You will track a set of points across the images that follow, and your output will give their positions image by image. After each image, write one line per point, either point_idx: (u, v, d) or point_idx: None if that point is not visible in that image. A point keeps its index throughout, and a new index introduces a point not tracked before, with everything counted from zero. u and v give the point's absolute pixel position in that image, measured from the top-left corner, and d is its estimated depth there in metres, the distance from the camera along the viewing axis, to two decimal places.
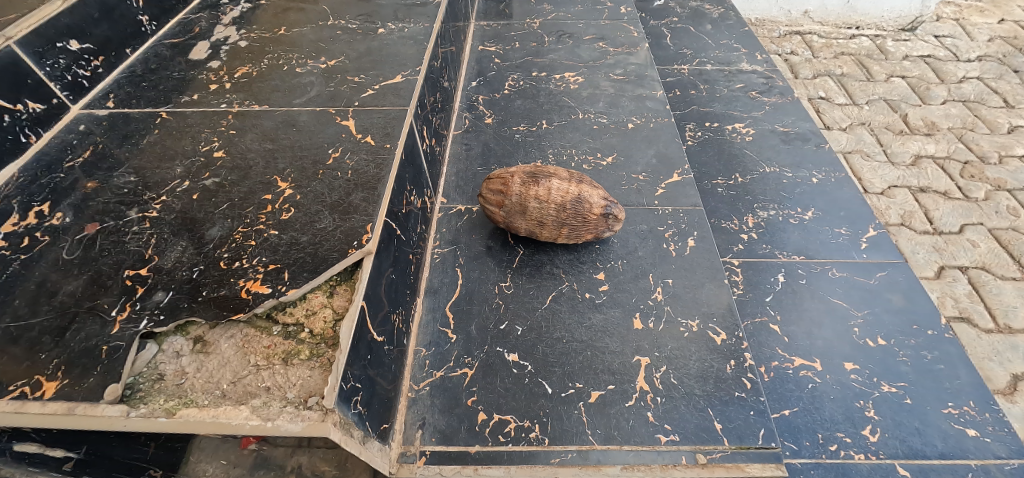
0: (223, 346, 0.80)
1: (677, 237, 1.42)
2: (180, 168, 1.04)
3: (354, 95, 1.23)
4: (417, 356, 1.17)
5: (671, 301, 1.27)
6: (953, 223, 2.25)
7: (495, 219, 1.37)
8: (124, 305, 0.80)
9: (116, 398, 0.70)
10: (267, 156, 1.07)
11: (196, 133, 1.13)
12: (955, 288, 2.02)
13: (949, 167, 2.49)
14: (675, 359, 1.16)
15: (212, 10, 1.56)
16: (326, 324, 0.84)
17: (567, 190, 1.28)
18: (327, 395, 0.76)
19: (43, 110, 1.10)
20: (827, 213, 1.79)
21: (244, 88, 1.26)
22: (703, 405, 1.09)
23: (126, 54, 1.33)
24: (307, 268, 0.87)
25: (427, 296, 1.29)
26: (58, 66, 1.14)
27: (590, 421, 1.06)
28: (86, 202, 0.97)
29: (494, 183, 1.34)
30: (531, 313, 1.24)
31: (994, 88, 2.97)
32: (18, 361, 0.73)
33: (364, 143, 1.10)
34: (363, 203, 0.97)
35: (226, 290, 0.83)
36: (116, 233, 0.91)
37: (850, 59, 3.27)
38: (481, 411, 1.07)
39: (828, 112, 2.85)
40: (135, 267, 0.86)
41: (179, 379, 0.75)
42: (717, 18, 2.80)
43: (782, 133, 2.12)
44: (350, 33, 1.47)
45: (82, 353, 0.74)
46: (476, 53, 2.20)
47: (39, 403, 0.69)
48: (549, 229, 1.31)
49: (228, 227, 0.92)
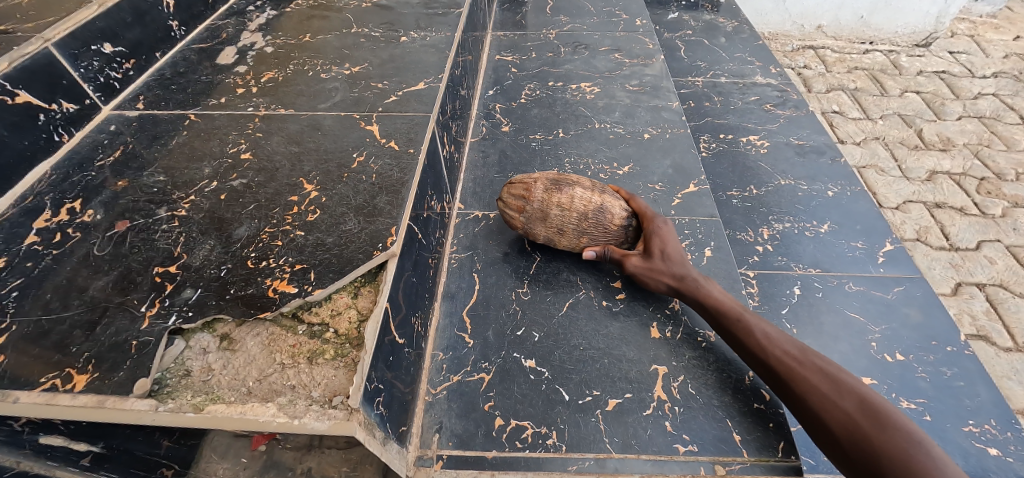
0: (249, 344, 0.80)
1: (693, 248, 1.42)
2: (208, 169, 1.06)
3: (378, 101, 1.25)
4: (434, 360, 1.17)
5: (688, 310, 1.27)
6: (971, 239, 2.24)
7: (513, 223, 1.34)
8: (153, 301, 0.81)
9: (145, 393, 0.71)
10: (293, 159, 1.08)
11: (223, 135, 1.15)
12: (973, 306, 2.00)
13: (965, 183, 2.47)
14: (693, 369, 1.16)
15: (239, 17, 1.59)
16: (351, 325, 0.84)
17: (592, 198, 1.26)
18: (352, 394, 0.76)
19: (76, 110, 1.13)
20: (844, 226, 1.78)
21: (270, 92, 1.28)
22: (721, 415, 1.09)
23: (155, 58, 1.36)
24: (333, 269, 0.88)
25: (444, 300, 1.29)
26: (92, 68, 1.17)
27: (608, 430, 1.06)
28: (115, 200, 0.99)
29: (515, 187, 1.30)
30: (548, 320, 1.24)
31: (1010, 104, 2.96)
32: (50, 355, 0.75)
33: (387, 148, 1.11)
34: (388, 206, 0.99)
35: (254, 288, 0.84)
36: (146, 231, 0.93)
37: (864, 74, 3.27)
38: (498, 417, 1.07)
39: (842, 126, 2.85)
40: (164, 264, 0.87)
41: (206, 376, 0.76)
42: (731, 31, 2.82)
43: (797, 146, 2.12)
44: (373, 40, 1.49)
45: (112, 347, 0.75)
46: (493, 62, 2.22)
47: (70, 395, 0.70)
48: (569, 239, 1.30)
49: (255, 227, 0.94)
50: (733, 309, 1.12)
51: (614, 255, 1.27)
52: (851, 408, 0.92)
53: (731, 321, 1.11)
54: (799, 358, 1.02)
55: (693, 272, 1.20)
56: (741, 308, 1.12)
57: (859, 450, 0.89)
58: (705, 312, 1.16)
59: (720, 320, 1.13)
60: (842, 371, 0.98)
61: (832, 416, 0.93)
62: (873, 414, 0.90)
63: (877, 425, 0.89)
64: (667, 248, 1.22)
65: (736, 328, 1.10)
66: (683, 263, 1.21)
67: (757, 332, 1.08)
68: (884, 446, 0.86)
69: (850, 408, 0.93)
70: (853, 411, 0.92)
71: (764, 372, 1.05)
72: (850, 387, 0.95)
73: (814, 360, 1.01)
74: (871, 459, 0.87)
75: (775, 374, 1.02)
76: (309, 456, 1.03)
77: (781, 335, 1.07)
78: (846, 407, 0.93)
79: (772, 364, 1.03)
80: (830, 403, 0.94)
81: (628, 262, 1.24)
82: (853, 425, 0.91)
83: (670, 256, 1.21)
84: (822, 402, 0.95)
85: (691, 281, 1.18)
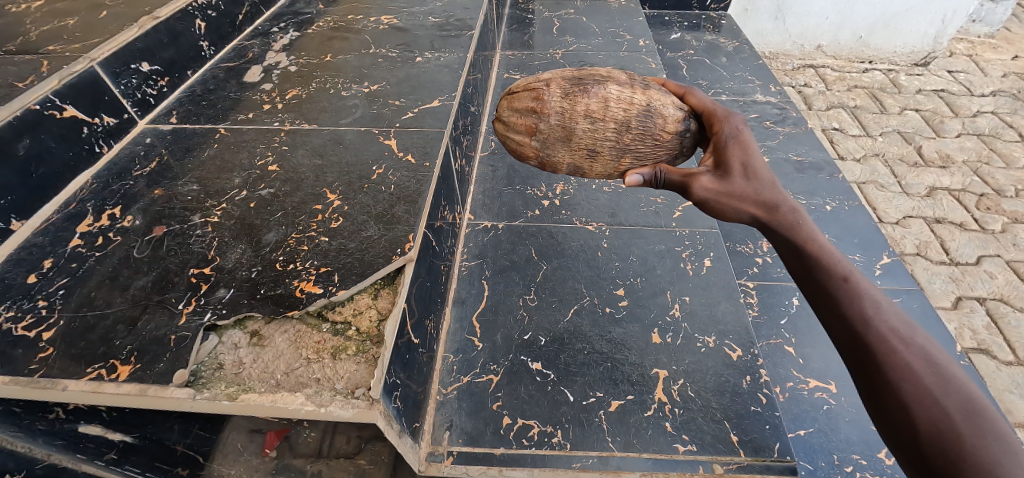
0: (278, 340, 0.87)
1: (693, 258, 1.48)
2: (238, 179, 1.14)
3: (395, 117, 1.33)
4: (445, 361, 1.23)
5: (688, 318, 1.32)
6: (970, 254, 2.28)
7: (527, 153, 1.22)
8: (189, 300, 0.88)
9: (183, 383, 0.78)
10: (317, 170, 1.16)
11: (252, 149, 1.23)
12: (974, 320, 2.04)
13: (965, 199, 2.52)
14: (693, 373, 1.21)
15: (264, 38, 1.69)
16: (372, 323, 0.90)
17: (630, 100, 1.15)
18: (373, 386, 0.82)
19: (116, 124, 1.22)
20: (842, 239, 1.83)
21: (295, 108, 1.37)
22: (719, 417, 1.14)
23: (187, 75, 1.45)
24: (355, 271, 0.94)
25: (455, 306, 1.35)
26: (131, 85, 1.26)
27: (611, 429, 1.11)
28: (153, 207, 1.06)
29: (525, 104, 1.19)
30: (554, 326, 1.30)
31: (1008, 123, 3.02)
32: (95, 347, 0.81)
33: (405, 161, 1.19)
34: (406, 214, 1.06)
35: (282, 288, 0.91)
36: (182, 235, 1.00)
37: (864, 92, 3.35)
38: (506, 416, 1.13)
39: (842, 143, 2.91)
40: (199, 266, 0.94)
41: (238, 369, 0.82)
42: (731, 51, 2.91)
43: (796, 162, 2.18)
44: (390, 60, 1.58)
45: (153, 341, 0.82)
46: (502, 80, 2.31)
47: (115, 384, 0.77)
48: (602, 160, 1.18)
49: (283, 233, 1.01)
50: (839, 267, 0.87)
51: (675, 176, 1.05)
52: (954, 408, 0.72)
53: (831, 280, 0.87)
54: (906, 337, 0.80)
55: (788, 202, 0.96)
56: (846, 264, 0.88)
57: (941, 456, 0.70)
58: (794, 256, 0.93)
59: (813, 272, 0.89)
60: (951, 364, 0.77)
61: (923, 411, 0.74)
62: (980, 423, 0.71)
63: (980, 434, 0.70)
64: (750, 164, 0.99)
65: (832, 285, 0.86)
66: (773, 191, 0.97)
67: (865, 300, 0.84)
68: (981, 458, 0.68)
69: (952, 408, 0.73)
70: (955, 413, 0.72)
71: (846, 339, 0.83)
72: (958, 385, 0.75)
73: (924, 344, 0.79)
74: (954, 468, 0.69)
75: (865, 345, 0.81)
76: (317, 463, 1.11)
77: (889, 307, 0.84)
78: (946, 404, 0.73)
79: (867, 334, 0.81)
80: (927, 395, 0.74)
81: (696, 183, 1.01)
82: (949, 426, 0.71)
83: (755, 175, 0.98)
84: (918, 392, 0.75)
85: (781, 218, 0.95)
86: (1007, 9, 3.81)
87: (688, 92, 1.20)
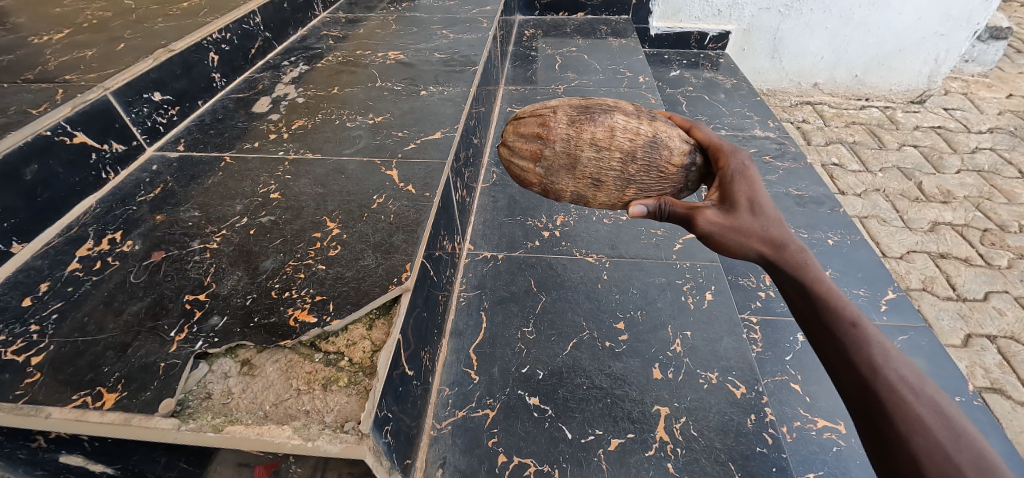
0: (269, 369, 0.85)
1: (695, 291, 1.46)
2: (240, 206, 1.14)
3: (398, 148, 1.34)
4: (440, 394, 1.20)
5: (690, 352, 1.29)
6: (977, 290, 2.25)
7: (530, 179, 1.23)
8: (182, 327, 0.87)
9: (169, 412, 0.76)
10: (318, 199, 1.16)
11: (255, 177, 1.23)
12: (985, 359, 1.99)
13: (969, 235, 2.51)
14: (695, 411, 1.17)
15: (274, 70, 1.73)
16: (365, 354, 0.88)
17: (636, 131, 1.15)
18: (363, 420, 0.79)
19: (124, 151, 1.24)
20: (846, 273, 1.82)
21: (300, 139, 1.38)
22: (724, 458, 1.10)
23: (198, 105, 1.48)
24: (350, 301, 0.93)
25: (452, 338, 1.33)
26: (142, 113, 1.29)
27: (611, 469, 1.07)
28: (153, 232, 1.06)
29: (531, 129, 1.21)
30: (553, 359, 1.27)
31: (1008, 159, 3.03)
32: (82, 374, 0.80)
33: (405, 191, 1.19)
34: (404, 244, 1.05)
35: (276, 317, 0.90)
36: (180, 261, 1.00)
37: (862, 128, 3.38)
38: (502, 454, 1.09)
39: (842, 177, 2.92)
40: (194, 292, 0.93)
41: (225, 399, 0.80)
42: (730, 88, 2.97)
43: (796, 196, 2.18)
44: (395, 93, 1.61)
45: (141, 368, 0.81)
46: (504, 113, 2.35)
47: (99, 412, 0.75)
48: (606, 190, 1.18)
49: (281, 260, 1.01)
50: (848, 311, 0.85)
51: (681, 209, 1.03)
52: (965, 464, 0.70)
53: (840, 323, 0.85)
54: (916, 387, 0.78)
55: (794, 241, 0.94)
56: (854, 309, 0.86)
57: None
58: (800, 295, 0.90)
59: (819, 314, 0.87)
60: (961, 416, 0.75)
61: (934, 466, 0.71)
62: None
63: None
64: (757, 201, 0.98)
65: (840, 328, 0.84)
66: (780, 229, 0.96)
67: (874, 346, 0.82)
68: None
69: (964, 464, 0.70)
70: (967, 469, 0.70)
71: (854, 386, 0.81)
72: (969, 439, 0.73)
73: (933, 394, 0.77)
74: None
75: (873, 393, 0.78)
76: None
77: (897, 355, 0.82)
78: (959, 460, 0.71)
79: (875, 382, 0.79)
80: (939, 449, 0.72)
81: (700, 216, 1.00)
82: None
83: (762, 212, 0.97)
84: (929, 446, 0.72)
85: (788, 257, 0.93)
86: (999, 49, 3.90)
87: (693, 127, 1.21)
